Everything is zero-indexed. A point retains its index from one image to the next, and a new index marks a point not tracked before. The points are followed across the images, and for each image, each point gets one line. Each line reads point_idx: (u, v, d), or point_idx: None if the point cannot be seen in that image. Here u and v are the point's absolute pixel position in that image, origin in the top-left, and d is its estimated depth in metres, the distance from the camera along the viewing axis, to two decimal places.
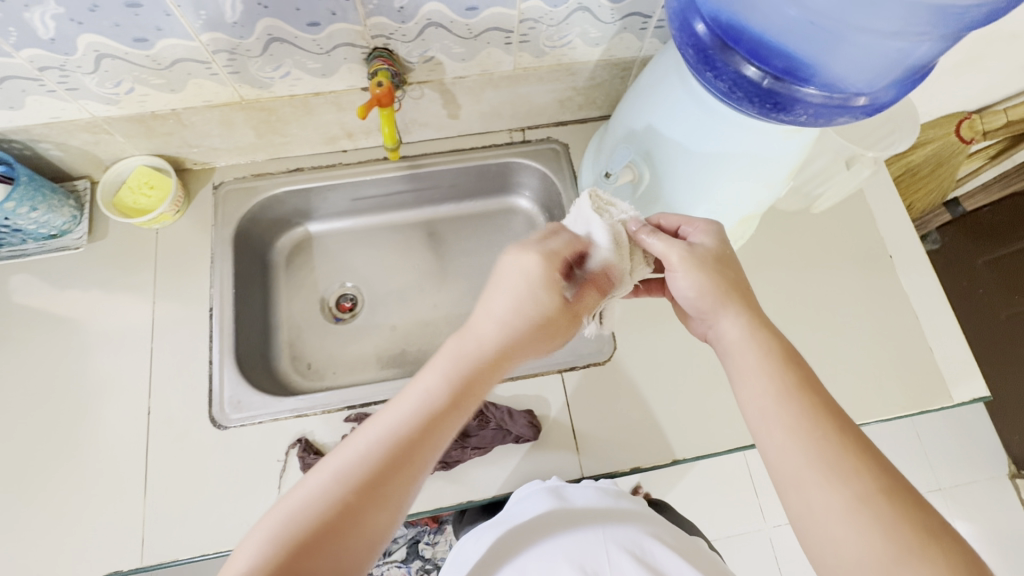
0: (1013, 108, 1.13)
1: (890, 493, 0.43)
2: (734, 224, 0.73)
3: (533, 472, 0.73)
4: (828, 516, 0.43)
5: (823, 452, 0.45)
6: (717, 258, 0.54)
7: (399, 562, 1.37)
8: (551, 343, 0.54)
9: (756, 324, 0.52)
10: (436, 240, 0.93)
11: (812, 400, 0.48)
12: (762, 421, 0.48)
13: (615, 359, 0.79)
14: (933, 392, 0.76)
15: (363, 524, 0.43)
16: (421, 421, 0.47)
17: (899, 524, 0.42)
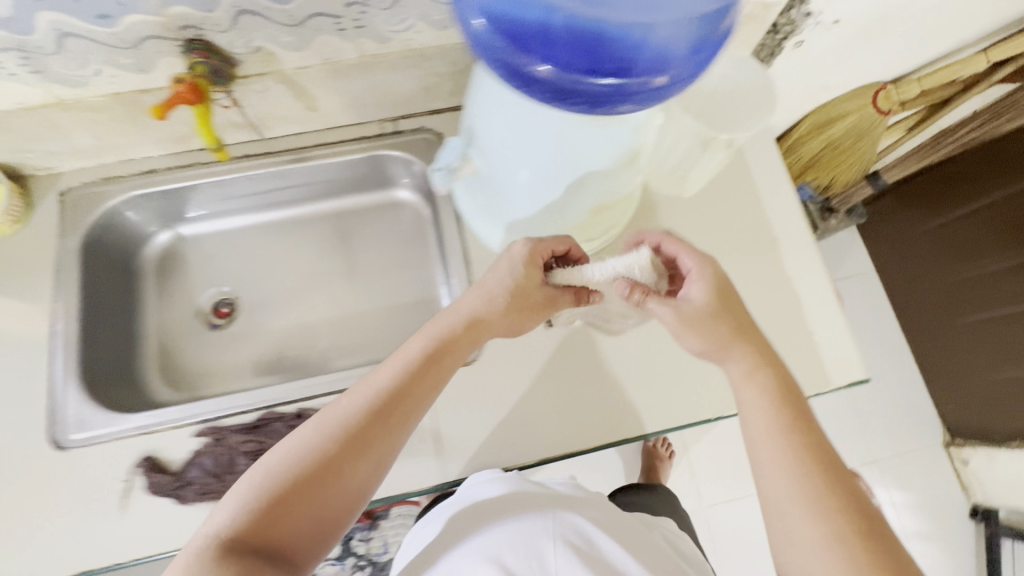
0: (924, 78, 1.08)
1: (860, 532, 0.50)
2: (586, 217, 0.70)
3: (398, 481, 0.70)
4: (808, 541, 0.51)
5: (808, 484, 0.53)
6: (711, 310, 0.61)
7: (334, 560, 1.37)
8: (519, 322, 0.65)
9: (754, 367, 0.60)
10: (319, 239, 0.89)
11: (803, 438, 0.56)
12: (758, 454, 0.57)
13: (488, 358, 0.76)
14: (812, 378, 0.74)
15: (344, 477, 0.53)
16: (399, 389, 0.58)
17: (867, 546, 0.49)
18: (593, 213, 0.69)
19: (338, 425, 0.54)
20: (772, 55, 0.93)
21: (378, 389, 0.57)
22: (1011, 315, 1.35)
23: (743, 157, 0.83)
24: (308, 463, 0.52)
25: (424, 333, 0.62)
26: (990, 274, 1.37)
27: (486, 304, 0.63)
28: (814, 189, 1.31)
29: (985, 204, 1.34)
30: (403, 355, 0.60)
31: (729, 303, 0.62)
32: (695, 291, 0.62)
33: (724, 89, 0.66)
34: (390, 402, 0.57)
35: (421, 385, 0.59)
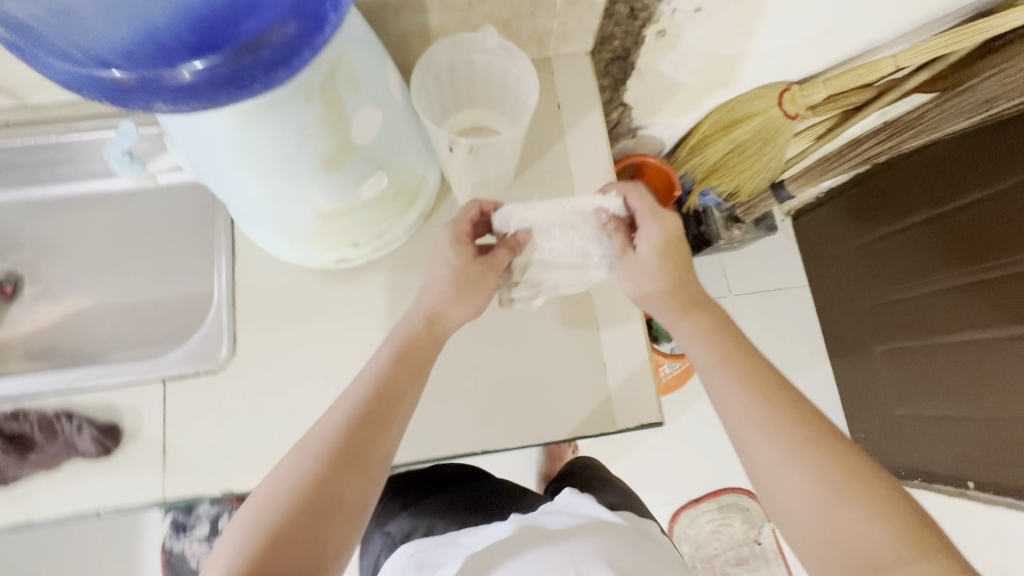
0: (831, 79, 0.96)
1: (820, 443, 0.48)
2: (326, 225, 0.59)
3: (109, 494, 0.62)
4: (775, 460, 0.48)
5: (763, 403, 0.51)
6: (661, 260, 0.59)
7: (201, 539, 1.27)
8: (467, 292, 0.60)
9: (682, 305, 0.58)
10: (113, 217, 0.82)
11: (744, 364, 0.54)
12: (712, 385, 0.54)
13: (234, 365, 0.66)
14: (597, 418, 0.69)
15: (343, 494, 0.49)
16: (375, 402, 0.53)
17: (828, 455, 0.48)
18: (329, 223, 0.59)
19: (316, 453, 0.49)
20: (637, 43, 0.83)
21: (354, 405, 0.53)
22: (926, 345, 1.25)
23: (566, 163, 0.75)
24: (301, 495, 0.47)
25: (398, 339, 0.57)
26: (914, 299, 1.26)
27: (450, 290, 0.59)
28: (721, 197, 1.19)
29: (918, 222, 1.23)
30: (374, 368, 0.56)
31: (678, 251, 0.59)
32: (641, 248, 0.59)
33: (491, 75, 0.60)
34: (367, 417, 0.52)
35: (397, 391, 0.55)
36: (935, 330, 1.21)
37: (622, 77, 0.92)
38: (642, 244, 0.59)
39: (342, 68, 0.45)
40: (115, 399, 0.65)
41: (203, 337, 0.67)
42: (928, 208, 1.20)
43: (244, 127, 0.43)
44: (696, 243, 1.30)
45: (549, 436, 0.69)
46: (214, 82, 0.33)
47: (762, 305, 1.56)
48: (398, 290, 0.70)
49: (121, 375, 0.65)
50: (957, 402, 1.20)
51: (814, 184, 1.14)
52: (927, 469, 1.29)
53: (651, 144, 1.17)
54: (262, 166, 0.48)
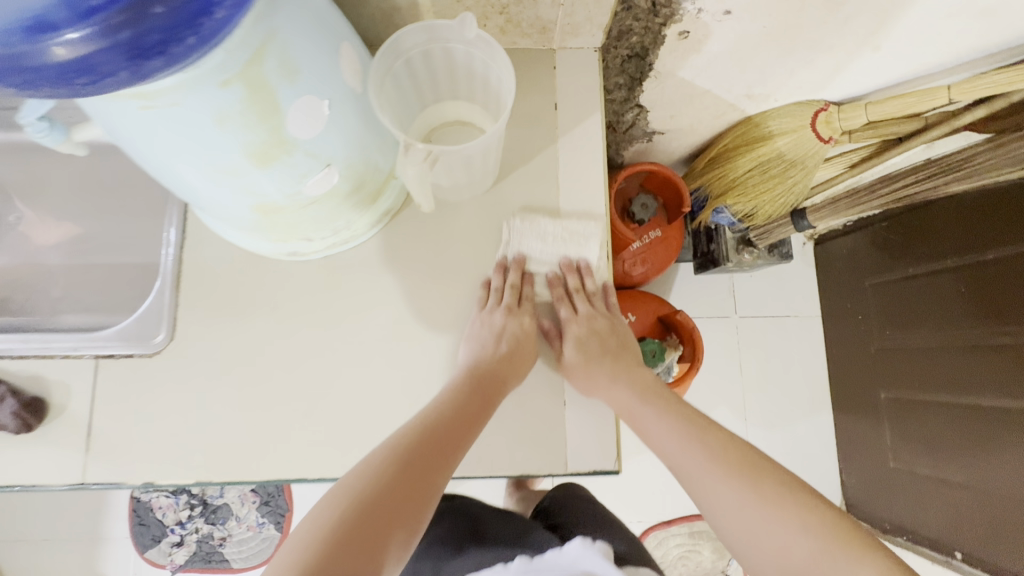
0: (875, 104, 0.86)
1: (732, 453, 0.54)
2: (270, 218, 0.53)
3: (27, 469, 0.60)
4: (708, 481, 0.53)
5: (687, 427, 0.57)
6: (591, 354, 0.64)
7: (168, 492, 1.31)
8: (509, 349, 0.62)
9: (612, 387, 0.62)
10: (76, 169, 0.77)
11: (663, 399, 0.61)
12: (643, 421, 0.60)
13: (171, 350, 0.62)
14: (547, 459, 0.63)
15: (422, 500, 0.49)
16: (452, 424, 0.55)
17: (746, 466, 0.53)
18: (267, 216, 0.53)
19: (399, 454, 0.51)
20: (657, 42, 0.75)
21: (420, 430, 0.53)
22: (931, 402, 1.17)
23: (555, 169, 0.68)
24: (369, 509, 0.46)
25: (459, 383, 0.59)
26: (932, 352, 1.16)
27: (509, 364, 0.61)
28: (735, 217, 1.09)
29: (948, 269, 1.12)
30: (439, 401, 0.57)
31: (607, 338, 0.65)
32: (570, 348, 0.64)
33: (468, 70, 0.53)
34: (430, 445, 0.52)
35: (462, 426, 0.55)
36: (948, 388, 1.12)
37: (639, 76, 0.83)
38: (570, 346, 0.64)
39: (273, 53, 0.38)
40: (43, 372, 0.61)
41: (143, 315, 0.63)
42: (959, 254, 1.09)
43: (154, 111, 0.37)
44: (704, 261, 1.23)
45: (493, 471, 0.64)
46: (67, 68, 0.27)
47: (766, 331, 1.48)
48: (357, 290, 0.65)
49: (51, 346, 0.61)
50: (955, 468, 1.12)
51: (837, 216, 1.03)
52: (916, 527, 1.22)
53: (667, 149, 1.08)
54: (194, 152, 0.42)
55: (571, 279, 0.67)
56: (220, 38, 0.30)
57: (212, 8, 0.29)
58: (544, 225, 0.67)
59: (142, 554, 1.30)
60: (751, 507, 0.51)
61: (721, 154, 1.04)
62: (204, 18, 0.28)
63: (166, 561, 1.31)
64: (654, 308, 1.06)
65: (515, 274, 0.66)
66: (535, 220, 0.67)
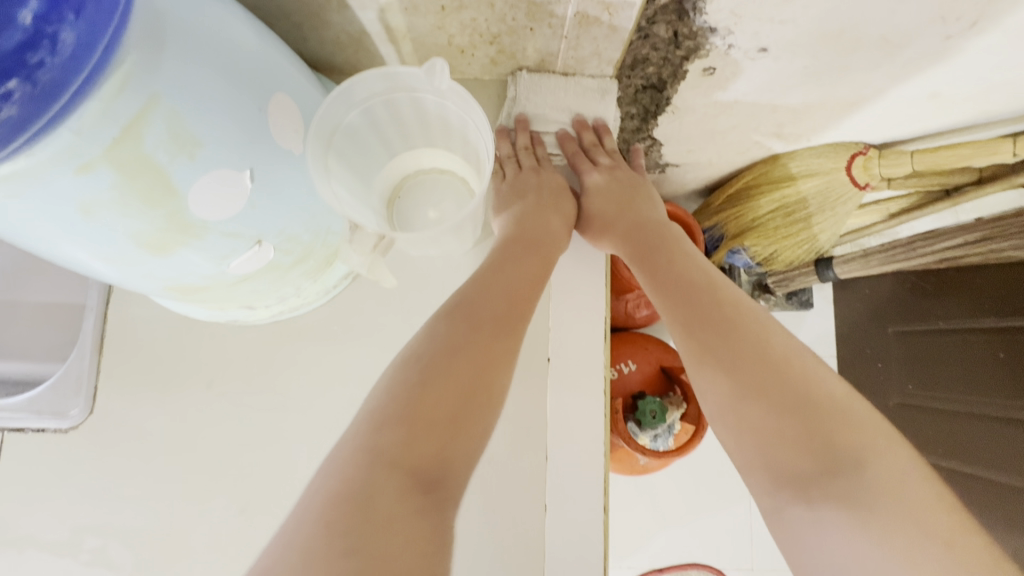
0: (922, 151, 0.76)
1: (733, 326, 0.46)
2: (191, 295, 0.44)
3: None
4: (700, 362, 0.47)
5: (689, 292, 0.49)
6: (618, 199, 0.58)
7: None
8: (533, 200, 0.56)
9: (639, 236, 0.56)
10: None
11: (671, 255, 0.53)
12: (647, 278, 0.53)
13: (90, 425, 0.54)
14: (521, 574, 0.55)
15: (496, 368, 0.43)
16: (515, 278, 0.48)
17: (742, 343, 0.45)
18: (191, 294, 0.43)
19: (451, 312, 0.45)
20: (677, 76, 0.64)
21: (481, 290, 0.46)
22: (957, 471, 1.06)
23: None
24: (438, 376, 0.40)
25: (508, 237, 0.53)
26: (960, 413, 1.06)
27: (538, 213, 0.55)
28: (753, 260, 0.97)
29: (976, 329, 1.02)
30: (496, 258, 0.50)
31: (632, 182, 0.59)
32: (599, 199, 0.59)
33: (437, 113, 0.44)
34: (494, 301, 0.46)
35: (527, 287, 0.49)
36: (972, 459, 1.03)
37: (653, 109, 0.72)
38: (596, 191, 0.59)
39: (155, 123, 0.29)
40: None
41: (60, 385, 0.54)
42: (996, 316, 0.99)
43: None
44: None
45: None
46: None
47: None
48: (311, 362, 0.56)
49: None
50: None
51: (867, 269, 0.92)
52: None
53: (682, 181, 0.98)
54: (78, 247, 0.33)
55: (587, 136, 0.61)
56: (23, 132, 0.25)
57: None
58: (557, 82, 0.58)
59: None
60: (735, 387, 0.44)
61: (740, 191, 0.92)
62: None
63: None
64: (657, 356, 0.95)
65: (524, 136, 0.60)
66: (543, 79, 0.57)
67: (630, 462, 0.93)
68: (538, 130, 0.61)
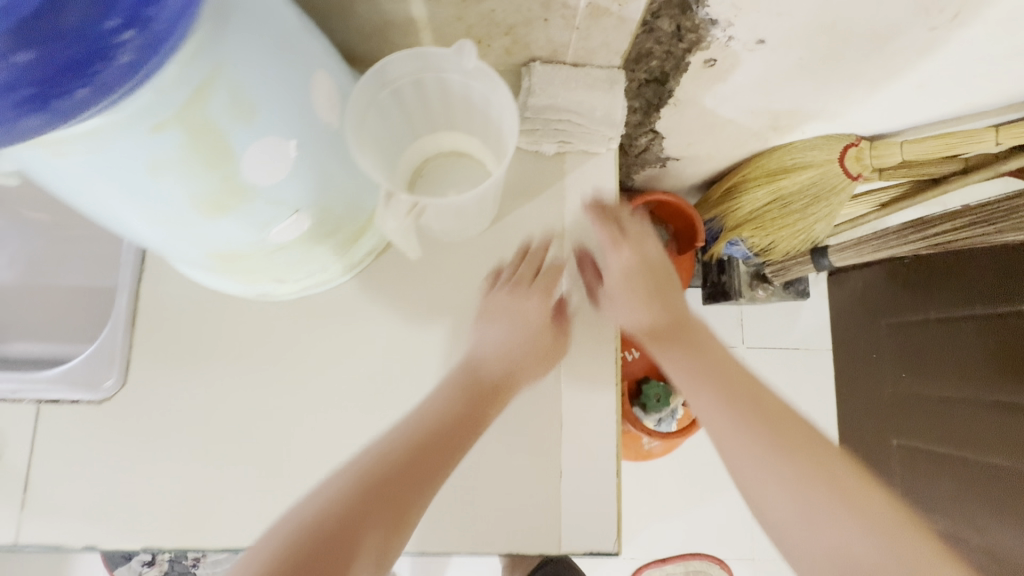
0: (911, 142, 0.80)
1: (777, 425, 0.48)
2: (227, 264, 0.46)
3: None
4: (758, 469, 0.47)
5: (733, 390, 0.50)
6: (642, 288, 0.57)
7: None
8: (520, 332, 0.55)
9: (663, 332, 0.56)
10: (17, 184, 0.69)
11: (706, 349, 0.54)
12: (685, 378, 0.53)
13: (120, 396, 0.56)
14: (538, 537, 0.57)
15: (378, 540, 0.42)
16: (436, 436, 0.48)
17: (794, 446, 0.47)
18: (229, 263, 0.46)
19: (367, 463, 0.45)
20: (679, 68, 0.68)
21: (429, 425, 0.49)
22: (953, 456, 1.09)
23: (561, 206, 0.62)
24: (316, 539, 0.40)
25: (455, 383, 0.52)
26: (953, 400, 1.09)
27: (520, 344, 0.55)
28: (750, 251, 1.01)
29: (969, 316, 1.06)
30: (420, 416, 0.49)
31: (657, 265, 0.59)
32: (618, 295, 0.57)
33: (460, 93, 0.48)
34: (407, 462, 0.46)
35: (444, 444, 0.48)
36: (964, 443, 1.06)
37: (656, 102, 0.76)
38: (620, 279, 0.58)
39: (220, 89, 0.32)
40: None
41: (93, 358, 0.56)
42: (987, 303, 1.02)
43: (71, 158, 0.31)
44: (713, 291, 1.17)
45: (478, 546, 0.57)
46: None
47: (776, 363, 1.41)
48: (334, 336, 0.58)
49: None
50: (979, 528, 1.04)
51: (862, 256, 0.96)
52: None
53: (682, 176, 1.01)
54: (138, 208, 0.36)
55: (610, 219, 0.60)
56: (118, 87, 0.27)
57: (110, 49, 0.26)
58: (568, 73, 0.59)
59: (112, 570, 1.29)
60: (794, 490, 0.45)
61: (737, 185, 0.96)
62: (97, 65, 0.25)
63: None
64: None
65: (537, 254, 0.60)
66: (554, 70, 0.59)
67: (635, 447, 0.96)
68: (551, 122, 0.60)
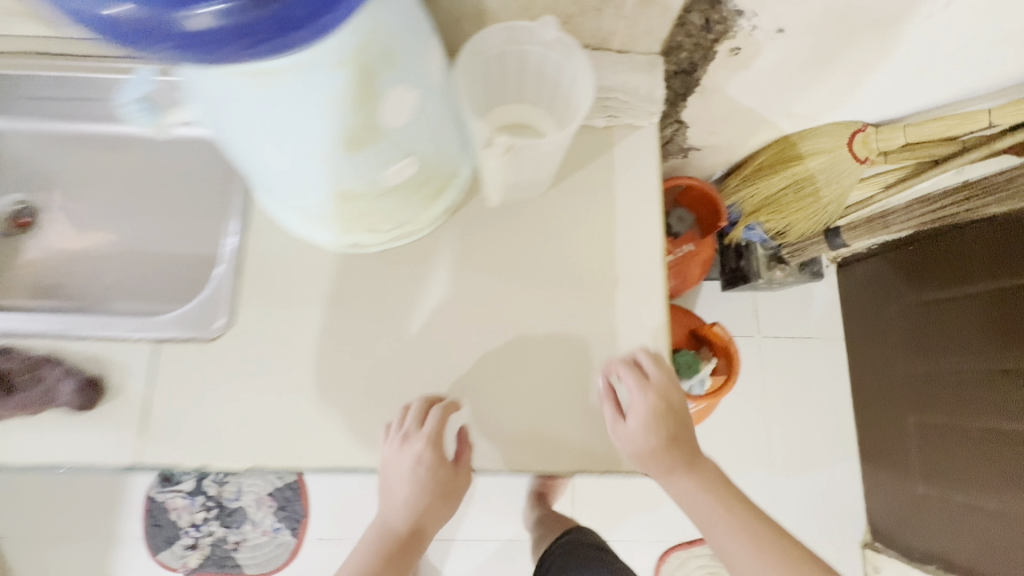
0: (914, 126, 0.89)
1: (747, 517, 0.63)
2: (341, 206, 0.55)
3: (80, 446, 0.60)
4: (736, 548, 0.62)
5: (719, 494, 0.64)
6: (664, 434, 0.62)
7: (184, 494, 1.35)
8: (427, 488, 0.63)
9: (673, 468, 0.63)
10: (121, 164, 0.79)
11: (704, 471, 0.64)
12: (689, 500, 0.64)
13: (229, 335, 0.63)
14: (602, 457, 0.63)
15: None
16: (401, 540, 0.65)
17: (757, 534, 0.62)
18: (344, 205, 0.54)
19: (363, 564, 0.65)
20: (707, 58, 0.77)
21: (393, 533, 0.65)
22: (967, 427, 1.15)
23: (611, 174, 0.70)
24: None
25: (393, 512, 0.65)
26: (964, 373, 1.15)
27: (425, 497, 0.63)
28: (767, 234, 1.12)
29: (978, 291, 1.12)
30: (386, 529, 0.65)
31: (676, 409, 0.63)
32: (641, 441, 0.61)
33: (535, 63, 0.57)
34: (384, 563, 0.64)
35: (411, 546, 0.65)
36: (975, 414, 1.13)
37: (684, 92, 0.85)
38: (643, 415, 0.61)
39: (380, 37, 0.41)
40: (103, 353, 0.62)
41: (204, 303, 0.64)
42: (992, 278, 1.09)
43: (267, 88, 0.39)
44: (733, 277, 1.25)
45: (549, 466, 0.64)
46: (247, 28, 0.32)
47: (790, 353, 1.51)
48: (415, 284, 0.66)
49: (116, 328, 0.62)
50: (996, 495, 1.09)
51: (871, 235, 1.05)
52: (945, 554, 1.22)
53: (702, 167, 1.11)
54: (299, 138, 0.44)
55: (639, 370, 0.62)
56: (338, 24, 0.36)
57: None
58: (614, 57, 0.69)
59: (154, 555, 1.34)
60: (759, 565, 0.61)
61: (754, 172, 1.05)
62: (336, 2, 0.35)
63: (180, 563, 1.34)
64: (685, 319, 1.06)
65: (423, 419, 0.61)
66: (602, 55, 0.69)
67: None
68: (600, 99, 0.69)
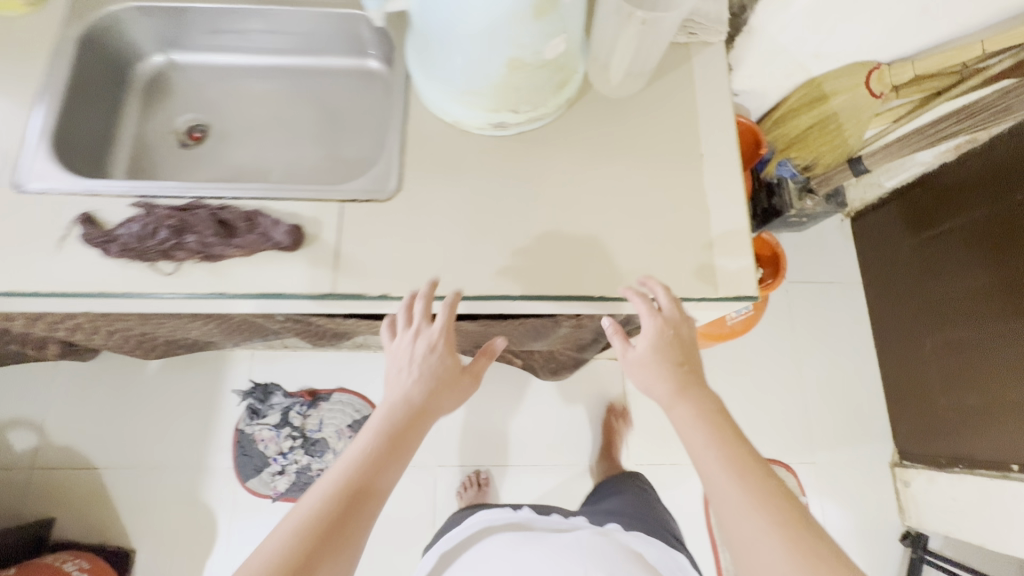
0: (921, 61, 1.08)
1: (744, 451, 0.64)
2: (506, 77, 0.72)
3: (286, 279, 0.75)
4: (727, 479, 0.61)
5: (715, 427, 0.66)
6: (677, 345, 0.72)
7: (271, 425, 1.47)
8: (434, 380, 0.70)
9: (681, 388, 0.69)
10: (277, 94, 0.98)
11: (700, 403, 0.68)
12: (685, 427, 0.67)
13: (398, 198, 0.79)
14: (701, 285, 0.78)
15: (360, 511, 0.59)
16: (394, 438, 0.65)
17: (749, 469, 0.62)
18: (509, 75, 0.72)
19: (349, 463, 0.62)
20: None
21: (383, 435, 0.65)
22: (978, 334, 1.31)
23: (690, 77, 0.87)
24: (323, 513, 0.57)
25: (393, 411, 0.67)
26: (974, 288, 1.31)
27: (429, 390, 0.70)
28: (798, 168, 1.34)
29: (980, 212, 1.29)
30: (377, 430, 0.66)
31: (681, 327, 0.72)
32: (651, 349, 0.71)
33: None
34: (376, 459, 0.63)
35: (404, 446, 0.66)
36: (983, 320, 1.29)
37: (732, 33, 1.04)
38: (641, 341, 0.72)
39: None
40: (299, 210, 0.77)
41: (377, 173, 0.80)
42: (991, 200, 1.26)
43: None
44: (766, 216, 1.41)
45: None
46: None
47: (815, 295, 1.68)
48: (541, 160, 0.82)
49: (308, 191, 0.78)
50: (1009, 387, 1.23)
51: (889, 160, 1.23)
52: (967, 456, 1.35)
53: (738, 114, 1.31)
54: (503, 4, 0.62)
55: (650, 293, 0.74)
56: None
57: None
58: None
59: (243, 483, 1.44)
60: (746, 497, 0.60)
61: (786, 114, 1.25)
62: None
63: (267, 489, 1.44)
64: None
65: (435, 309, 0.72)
66: None
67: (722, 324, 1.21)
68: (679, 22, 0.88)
